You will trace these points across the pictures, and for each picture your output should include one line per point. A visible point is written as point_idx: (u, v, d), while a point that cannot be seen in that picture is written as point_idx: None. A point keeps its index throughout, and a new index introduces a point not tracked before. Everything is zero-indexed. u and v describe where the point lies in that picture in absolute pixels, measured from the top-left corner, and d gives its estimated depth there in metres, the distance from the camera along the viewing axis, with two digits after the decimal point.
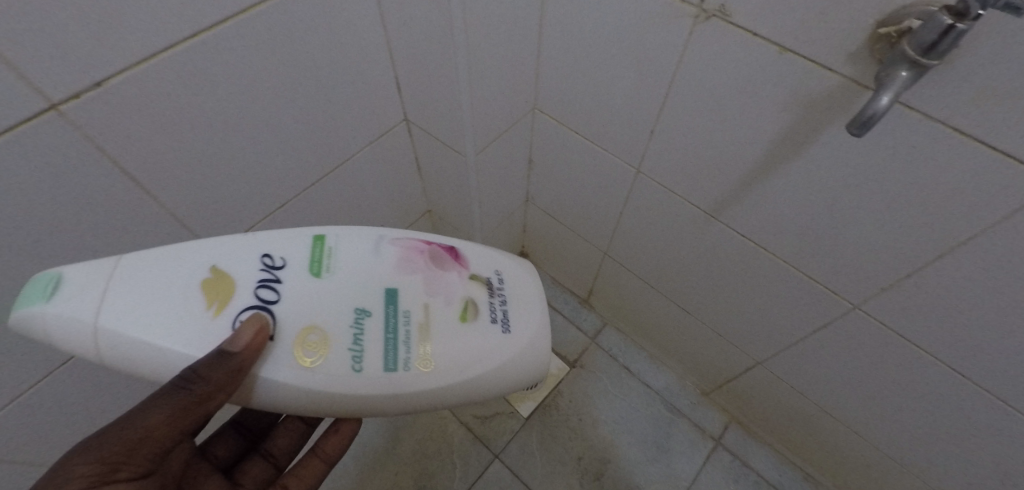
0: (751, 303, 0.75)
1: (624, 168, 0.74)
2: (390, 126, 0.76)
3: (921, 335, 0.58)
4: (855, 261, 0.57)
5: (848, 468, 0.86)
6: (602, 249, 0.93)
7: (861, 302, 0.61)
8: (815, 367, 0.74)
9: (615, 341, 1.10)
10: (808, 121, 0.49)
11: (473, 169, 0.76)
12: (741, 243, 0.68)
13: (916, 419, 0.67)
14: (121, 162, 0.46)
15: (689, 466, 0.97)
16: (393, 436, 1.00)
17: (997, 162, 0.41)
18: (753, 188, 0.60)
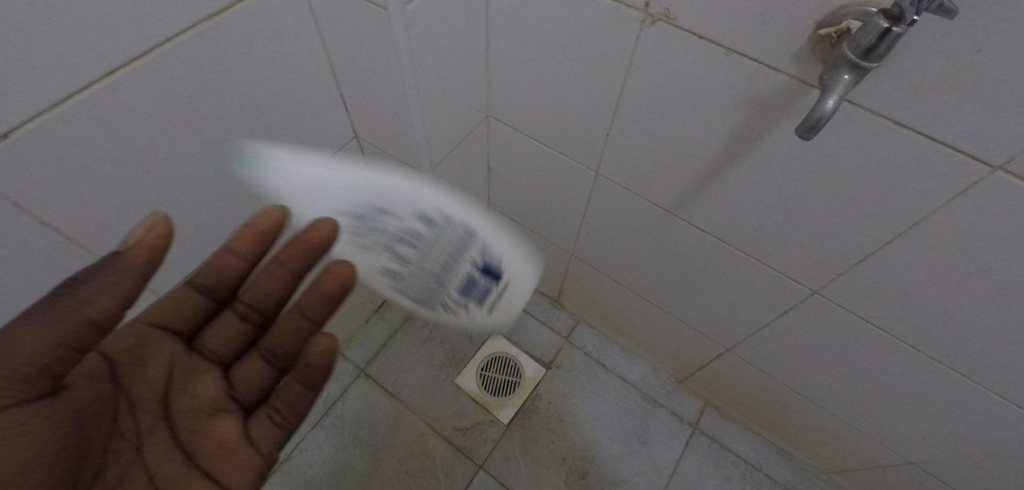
0: (716, 294, 0.77)
1: (582, 171, 0.73)
2: (339, 145, 0.73)
3: (876, 315, 0.60)
4: (811, 250, 0.59)
5: (818, 441, 0.89)
6: (568, 251, 0.93)
7: (819, 287, 0.62)
8: (781, 350, 0.77)
9: (589, 338, 1.11)
10: (758, 119, 0.50)
11: (430, 183, 0.75)
12: (702, 238, 0.69)
13: (875, 391, 0.71)
14: (36, 212, 0.43)
15: (669, 454, 0.99)
16: (373, 459, 0.97)
17: (936, 152, 0.42)
18: (710, 185, 0.61)
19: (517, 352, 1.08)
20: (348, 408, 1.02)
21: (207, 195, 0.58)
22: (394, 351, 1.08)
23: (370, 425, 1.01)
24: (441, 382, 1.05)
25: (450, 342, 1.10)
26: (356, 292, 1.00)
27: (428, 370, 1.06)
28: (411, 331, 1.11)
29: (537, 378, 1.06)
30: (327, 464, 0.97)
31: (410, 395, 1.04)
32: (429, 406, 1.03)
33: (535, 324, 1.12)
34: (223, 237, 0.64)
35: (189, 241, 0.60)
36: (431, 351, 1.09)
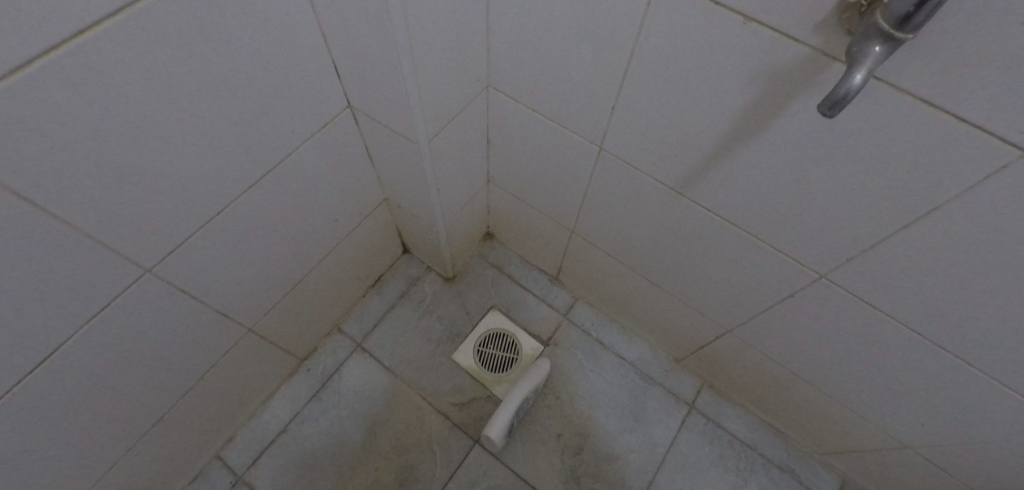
0: (720, 276, 0.75)
1: (585, 146, 0.70)
2: (333, 113, 0.70)
3: (884, 302, 0.58)
4: (822, 233, 0.56)
5: (815, 423, 0.89)
6: (569, 228, 0.91)
7: (827, 272, 0.60)
8: (781, 333, 0.76)
9: (588, 315, 1.09)
10: (775, 95, 0.47)
11: (427, 156, 0.72)
12: (708, 218, 0.66)
13: (877, 376, 0.70)
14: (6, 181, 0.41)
15: (665, 433, 0.99)
16: (369, 431, 0.98)
17: (963, 133, 0.39)
18: (719, 164, 0.58)
19: (514, 329, 1.07)
20: (345, 381, 1.02)
21: (193, 166, 0.55)
22: (392, 325, 1.08)
23: (367, 398, 1.01)
24: (438, 358, 1.05)
25: (447, 317, 1.09)
26: (351, 266, 0.98)
27: (425, 345, 1.06)
28: (408, 306, 1.10)
29: (534, 354, 1.05)
30: (324, 436, 0.98)
31: (407, 369, 1.04)
32: (426, 381, 1.03)
33: (534, 301, 1.11)
34: (212, 211, 0.62)
35: (177, 215, 0.58)
36: (428, 326, 1.08)
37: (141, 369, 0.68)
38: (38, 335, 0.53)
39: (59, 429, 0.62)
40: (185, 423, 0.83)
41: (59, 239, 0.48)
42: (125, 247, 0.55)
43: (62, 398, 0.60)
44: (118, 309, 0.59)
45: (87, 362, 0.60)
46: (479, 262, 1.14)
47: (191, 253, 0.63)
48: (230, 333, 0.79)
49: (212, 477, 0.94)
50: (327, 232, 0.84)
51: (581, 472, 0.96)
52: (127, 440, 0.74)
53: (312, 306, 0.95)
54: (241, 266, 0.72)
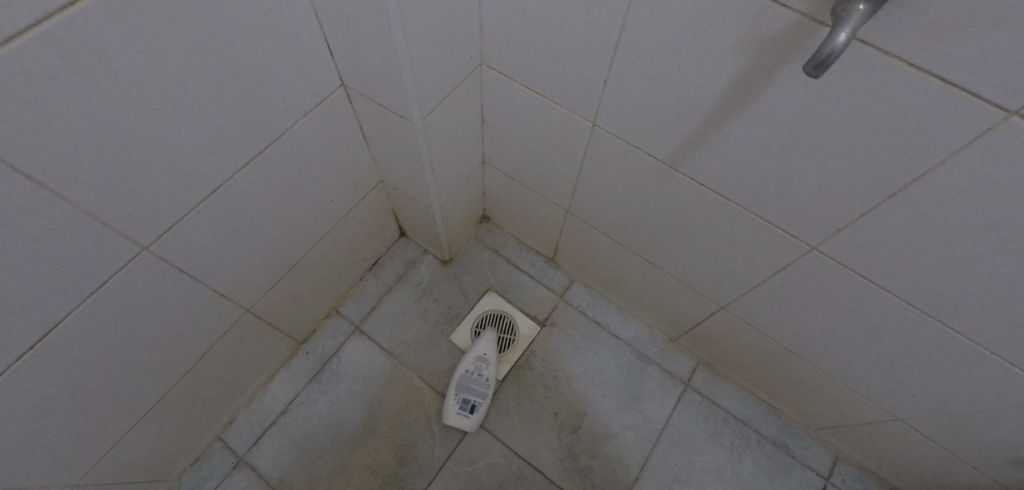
0: (713, 252, 0.75)
1: (578, 122, 0.71)
2: (326, 93, 0.70)
3: (874, 272, 0.59)
4: (812, 203, 0.57)
5: (808, 398, 0.90)
6: (564, 208, 0.92)
7: (818, 243, 0.61)
8: (774, 308, 0.76)
9: (584, 296, 1.10)
10: (764, 63, 0.47)
11: (421, 135, 0.72)
12: (701, 192, 0.67)
13: (868, 348, 0.71)
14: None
15: (661, 410, 1.00)
16: (368, 412, 0.99)
17: (949, 96, 0.40)
18: (711, 136, 0.59)
19: (511, 310, 1.08)
20: (343, 363, 1.03)
21: (188, 142, 0.56)
22: (389, 308, 1.08)
23: (366, 380, 1.02)
24: (436, 339, 1.06)
25: (445, 299, 1.10)
26: (347, 249, 0.99)
27: (422, 327, 1.07)
28: (405, 289, 1.10)
29: (531, 335, 1.06)
30: (324, 417, 0.99)
31: (405, 351, 1.05)
32: (424, 362, 1.04)
33: (530, 282, 1.11)
34: (207, 189, 0.62)
35: (173, 193, 0.58)
36: (426, 308, 1.09)
37: (140, 349, 0.68)
38: (38, 311, 0.53)
39: (61, 407, 0.63)
40: (186, 403, 0.84)
41: (55, 214, 0.48)
42: (121, 224, 0.55)
43: (63, 376, 0.60)
44: (116, 287, 0.59)
45: (87, 340, 0.60)
46: (476, 244, 1.15)
47: (188, 232, 0.63)
48: (228, 314, 0.80)
49: (214, 458, 0.95)
50: (323, 213, 0.85)
51: (578, 449, 0.97)
52: (129, 419, 0.74)
53: (310, 289, 0.96)
54: (238, 247, 0.73)
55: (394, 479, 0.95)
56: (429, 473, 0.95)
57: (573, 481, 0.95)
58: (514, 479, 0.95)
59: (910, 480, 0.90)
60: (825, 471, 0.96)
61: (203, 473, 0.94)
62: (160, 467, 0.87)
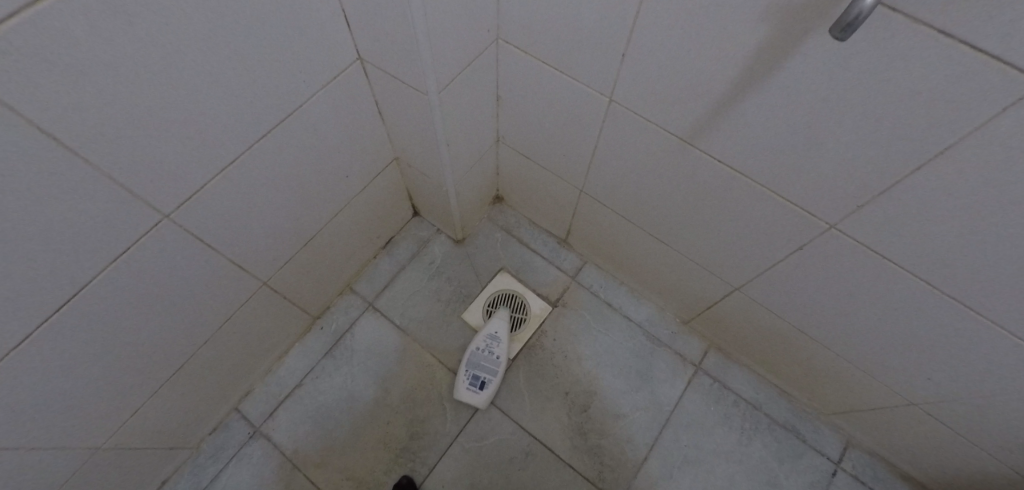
0: (728, 231, 0.75)
1: (594, 98, 0.70)
2: (343, 66, 0.70)
3: (893, 251, 0.58)
4: (831, 179, 0.56)
5: (821, 382, 0.90)
6: (578, 188, 0.92)
7: (837, 221, 0.60)
8: (789, 289, 0.76)
9: (596, 278, 1.10)
10: (787, 32, 0.46)
11: (437, 110, 0.72)
12: (718, 169, 0.66)
13: (884, 330, 0.70)
14: (24, 112, 0.42)
15: (671, 392, 1.01)
16: (381, 387, 1.01)
17: (979, 64, 0.39)
18: (730, 110, 0.58)
19: (523, 290, 1.09)
20: (357, 339, 1.05)
21: (208, 111, 0.56)
22: (403, 286, 1.09)
23: (379, 356, 1.04)
24: (448, 318, 1.07)
25: (457, 279, 1.10)
26: (361, 226, 0.99)
27: (435, 305, 1.08)
28: (418, 268, 1.11)
29: (543, 315, 1.07)
30: (338, 391, 1.01)
31: (417, 328, 1.06)
32: (436, 340, 1.05)
33: (542, 263, 1.12)
34: (226, 160, 0.63)
35: (192, 163, 0.59)
36: (438, 287, 1.10)
37: (161, 317, 0.70)
38: (64, 274, 0.55)
39: (87, 370, 0.65)
40: (205, 373, 0.86)
41: (80, 178, 0.50)
42: (143, 191, 0.56)
43: (88, 340, 0.62)
44: (138, 254, 0.61)
45: (111, 305, 0.62)
46: (489, 225, 1.15)
47: (207, 201, 0.64)
48: (245, 286, 0.82)
49: (231, 427, 0.98)
50: (338, 189, 0.86)
51: (588, 428, 0.98)
52: (151, 386, 0.77)
53: (325, 264, 0.97)
54: (255, 220, 0.74)
55: (406, 452, 0.96)
56: (440, 448, 0.97)
57: (582, 458, 0.96)
58: (523, 455, 0.96)
59: (922, 467, 0.89)
60: (836, 456, 0.96)
61: (221, 442, 0.97)
62: (180, 435, 0.90)
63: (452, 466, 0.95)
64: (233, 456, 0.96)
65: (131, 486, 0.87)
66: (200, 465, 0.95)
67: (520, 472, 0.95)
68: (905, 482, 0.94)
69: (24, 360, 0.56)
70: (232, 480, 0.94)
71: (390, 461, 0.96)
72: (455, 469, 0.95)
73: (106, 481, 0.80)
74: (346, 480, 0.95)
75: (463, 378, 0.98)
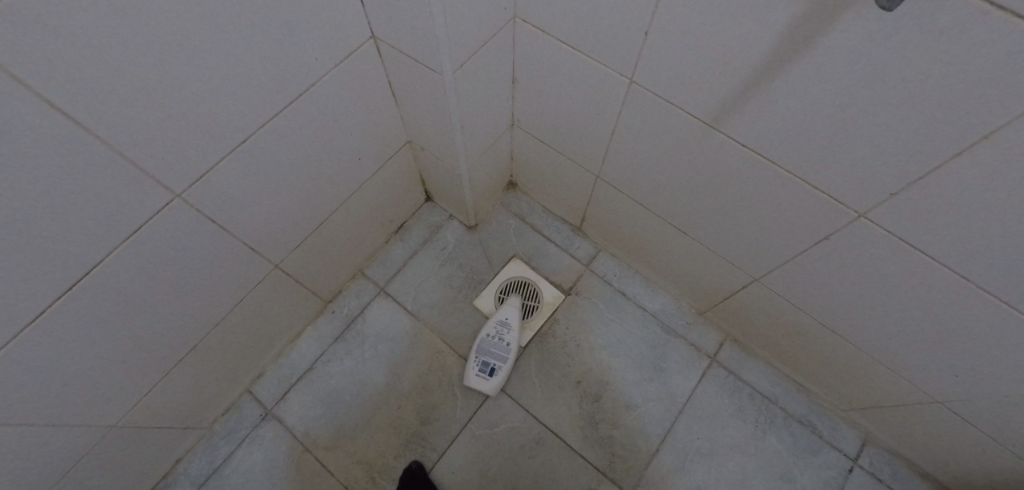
0: (750, 220, 0.73)
1: (615, 79, 0.68)
2: (356, 44, 0.68)
3: (926, 241, 0.56)
4: (862, 166, 0.54)
5: (840, 377, 0.88)
6: (595, 173, 0.90)
7: (867, 210, 0.58)
8: (812, 280, 0.73)
9: (610, 266, 1.09)
10: (823, 8, 0.43)
11: (451, 92, 0.70)
12: (742, 154, 0.64)
13: (911, 324, 0.67)
14: (32, 85, 0.41)
15: (685, 383, 0.99)
16: (392, 372, 1.01)
17: None
18: (758, 92, 0.55)
19: (536, 278, 1.07)
20: (368, 323, 1.05)
21: (220, 89, 0.55)
22: (414, 272, 1.09)
23: (390, 341, 1.03)
24: (459, 304, 1.06)
25: (469, 265, 1.09)
26: (373, 211, 0.99)
27: (446, 291, 1.07)
28: (430, 253, 1.10)
29: (555, 303, 1.05)
30: (349, 375, 1.01)
31: (429, 314, 1.05)
32: (447, 326, 1.04)
33: (556, 251, 1.10)
34: (238, 139, 0.62)
35: (205, 143, 0.58)
36: (450, 273, 1.09)
37: (173, 297, 0.70)
38: (76, 251, 0.54)
39: (100, 349, 0.65)
40: (217, 354, 0.87)
41: (90, 154, 0.49)
42: (154, 169, 0.55)
43: (101, 318, 0.62)
44: (149, 234, 0.60)
45: (123, 284, 0.62)
46: (502, 211, 1.14)
47: (219, 181, 0.64)
48: (257, 268, 0.81)
49: (243, 409, 0.98)
50: (351, 172, 0.85)
51: (599, 418, 0.97)
52: (163, 366, 0.77)
53: (337, 248, 0.97)
54: (267, 201, 0.73)
55: (416, 438, 0.96)
56: (451, 434, 0.96)
57: (593, 448, 0.95)
58: (534, 444, 0.95)
59: (943, 467, 0.87)
60: (853, 452, 0.94)
61: (234, 423, 0.98)
62: (192, 415, 0.91)
63: (461, 452, 0.95)
64: (245, 438, 0.97)
65: (145, 464, 0.88)
66: (213, 446, 0.96)
67: (530, 460, 0.94)
68: (924, 481, 0.91)
69: (37, 336, 0.56)
70: (244, 461, 0.95)
71: (400, 446, 0.96)
72: (464, 455, 0.95)
73: (121, 458, 0.81)
74: (357, 464, 0.95)
75: (474, 364, 0.97)
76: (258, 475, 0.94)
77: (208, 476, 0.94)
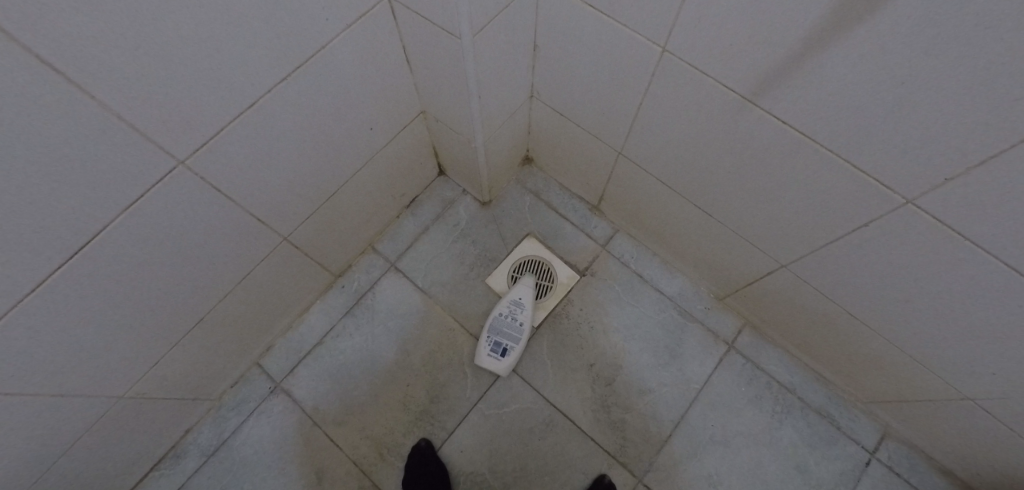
0: (783, 202, 0.69)
1: (646, 48, 0.63)
2: (370, 4, 0.63)
3: (980, 232, 0.51)
4: (917, 147, 0.49)
5: (864, 369, 0.85)
6: (617, 149, 0.85)
7: (917, 196, 0.53)
8: (845, 269, 0.70)
9: (628, 248, 1.05)
10: None
11: (469, 58, 0.65)
12: (780, 131, 0.59)
13: (950, 318, 0.63)
14: (19, 37, 0.37)
15: (700, 370, 0.97)
16: (402, 349, 1.00)
17: None
18: (805, 63, 0.50)
19: (550, 257, 1.04)
20: (379, 299, 1.03)
21: (222, 50, 0.51)
22: (426, 248, 1.06)
23: (400, 318, 1.02)
24: (471, 282, 1.04)
25: (482, 242, 1.06)
26: (385, 183, 0.95)
27: (458, 268, 1.05)
28: (442, 229, 1.07)
29: (570, 284, 1.03)
30: (358, 351, 1.00)
31: (440, 291, 1.03)
32: (458, 304, 1.02)
33: (572, 229, 1.07)
34: (245, 103, 0.58)
35: (209, 107, 0.55)
36: (463, 250, 1.06)
37: (178, 268, 0.68)
38: (76, 221, 0.52)
39: (104, 320, 0.63)
40: (225, 326, 0.85)
41: (89, 117, 0.45)
42: (157, 135, 0.52)
43: (103, 288, 0.60)
44: (151, 204, 0.58)
45: (125, 254, 0.59)
46: (517, 188, 1.10)
47: (225, 149, 0.60)
48: (265, 240, 0.79)
49: (253, 382, 0.98)
50: (362, 142, 0.81)
51: (612, 402, 0.95)
52: (170, 338, 0.76)
53: (347, 221, 0.94)
54: (274, 171, 0.70)
55: (425, 416, 0.96)
56: (460, 413, 0.95)
57: (604, 431, 0.94)
58: (544, 426, 0.94)
59: (965, 464, 0.84)
60: (871, 445, 0.91)
61: (243, 395, 0.97)
62: (202, 386, 0.90)
63: (471, 432, 0.94)
64: (254, 410, 0.96)
65: (155, 433, 0.88)
66: (222, 417, 0.96)
67: (540, 442, 0.93)
68: (944, 477, 0.89)
69: (38, 307, 0.54)
70: (253, 433, 0.95)
71: (409, 423, 0.95)
72: (474, 434, 0.94)
73: (130, 427, 0.81)
74: (365, 439, 0.95)
75: (485, 344, 0.95)
76: (268, 447, 0.94)
77: (217, 447, 0.94)
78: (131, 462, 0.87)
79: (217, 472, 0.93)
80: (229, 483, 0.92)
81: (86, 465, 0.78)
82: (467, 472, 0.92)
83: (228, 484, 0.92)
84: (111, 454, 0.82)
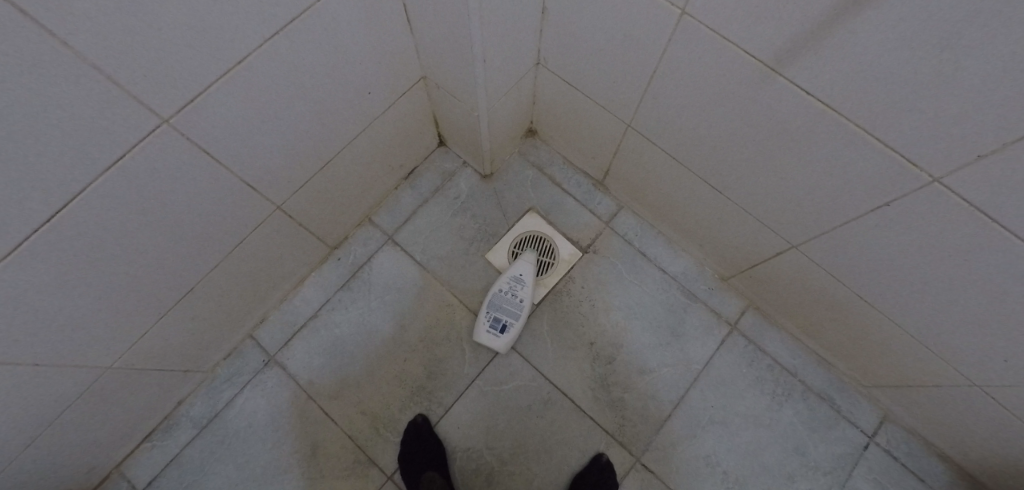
0: (799, 180, 0.66)
1: (663, 11, 0.59)
2: None
3: (1011, 215, 0.49)
4: (955, 123, 0.46)
5: (869, 352, 0.83)
6: (626, 121, 0.82)
7: (945, 174, 0.50)
8: (859, 251, 0.68)
9: (632, 225, 1.03)
10: None
11: (474, 19, 0.61)
12: (804, 103, 0.56)
13: (966, 303, 0.62)
14: None
15: (701, 351, 0.96)
16: (399, 323, 0.98)
17: None
18: (837, 29, 0.46)
19: (552, 233, 1.02)
20: (375, 272, 1.00)
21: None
22: (424, 221, 1.03)
23: (397, 292, 1.00)
24: (471, 257, 1.01)
25: (482, 216, 1.03)
26: (382, 152, 0.92)
27: (458, 242, 1.02)
28: (442, 202, 1.04)
29: (572, 261, 1.00)
30: (355, 325, 0.98)
31: (439, 266, 1.01)
32: (457, 279, 1.00)
33: (575, 205, 1.04)
34: (234, 60, 0.54)
35: (194, 63, 0.50)
36: (462, 223, 1.03)
37: (164, 235, 0.65)
38: (50, 184, 0.48)
39: (86, 289, 0.60)
40: (216, 296, 0.83)
41: (60, 70, 0.41)
42: (138, 93, 0.48)
43: (85, 256, 0.57)
44: (133, 169, 0.54)
45: (107, 220, 0.56)
46: (520, 161, 1.07)
47: (213, 111, 0.56)
48: (258, 208, 0.76)
49: (246, 354, 0.96)
50: (360, 107, 0.78)
51: (612, 381, 0.94)
52: (158, 308, 0.73)
53: (344, 191, 0.91)
54: (265, 135, 0.66)
55: (422, 391, 0.94)
56: (458, 389, 0.94)
57: (603, 410, 0.93)
58: (542, 404, 0.93)
59: (965, 451, 0.84)
60: (870, 429, 0.91)
61: (236, 367, 0.96)
62: (193, 358, 0.88)
63: (468, 408, 0.93)
64: (248, 383, 0.95)
65: (145, 404, 0.86)
66: (216, 388, 0.95)
67: (538, 419, 0.93)
68: (941, 461, 0.89)
69: (11, 275, 0.51)
70: (247, 406, 0.94)
71: (405, 398, 0.94)
72: (470, 411, 0.93)
73: (119, 398, 0.79)
74: (361, 414, 0.94)
75: (484, 320, 0.93)
76: (262, 420, 0.93)
77: (211, 419, 0.93)
78: (122, 433, 0.86)
79: (210, 444, 0.92)
80: (223, 455, 0.91)
81: (73, 435, 0.76)
82: (464, 449, 0.92)
83: (222, 455, 0.91)
84: (100, 425, 0.80)
